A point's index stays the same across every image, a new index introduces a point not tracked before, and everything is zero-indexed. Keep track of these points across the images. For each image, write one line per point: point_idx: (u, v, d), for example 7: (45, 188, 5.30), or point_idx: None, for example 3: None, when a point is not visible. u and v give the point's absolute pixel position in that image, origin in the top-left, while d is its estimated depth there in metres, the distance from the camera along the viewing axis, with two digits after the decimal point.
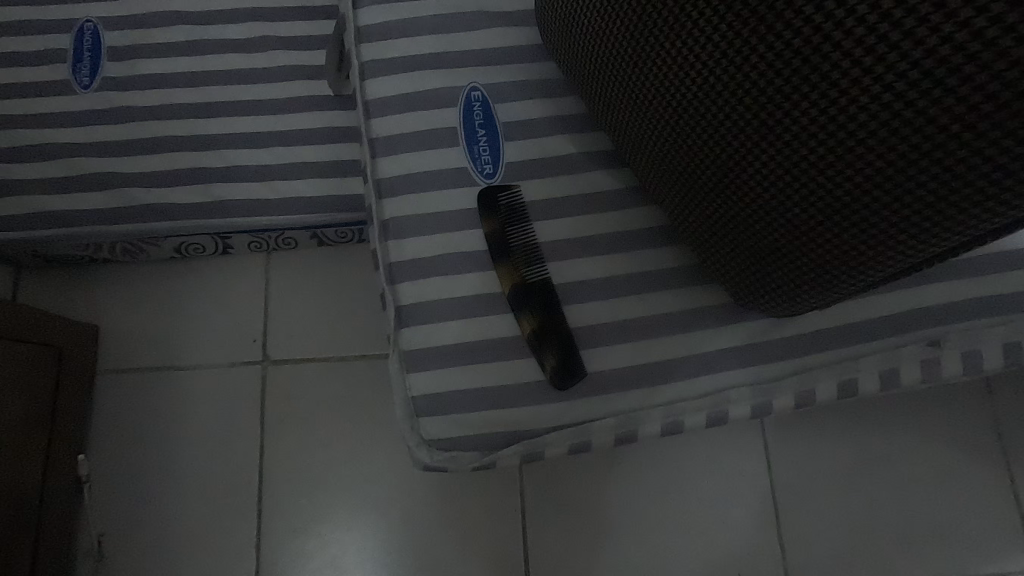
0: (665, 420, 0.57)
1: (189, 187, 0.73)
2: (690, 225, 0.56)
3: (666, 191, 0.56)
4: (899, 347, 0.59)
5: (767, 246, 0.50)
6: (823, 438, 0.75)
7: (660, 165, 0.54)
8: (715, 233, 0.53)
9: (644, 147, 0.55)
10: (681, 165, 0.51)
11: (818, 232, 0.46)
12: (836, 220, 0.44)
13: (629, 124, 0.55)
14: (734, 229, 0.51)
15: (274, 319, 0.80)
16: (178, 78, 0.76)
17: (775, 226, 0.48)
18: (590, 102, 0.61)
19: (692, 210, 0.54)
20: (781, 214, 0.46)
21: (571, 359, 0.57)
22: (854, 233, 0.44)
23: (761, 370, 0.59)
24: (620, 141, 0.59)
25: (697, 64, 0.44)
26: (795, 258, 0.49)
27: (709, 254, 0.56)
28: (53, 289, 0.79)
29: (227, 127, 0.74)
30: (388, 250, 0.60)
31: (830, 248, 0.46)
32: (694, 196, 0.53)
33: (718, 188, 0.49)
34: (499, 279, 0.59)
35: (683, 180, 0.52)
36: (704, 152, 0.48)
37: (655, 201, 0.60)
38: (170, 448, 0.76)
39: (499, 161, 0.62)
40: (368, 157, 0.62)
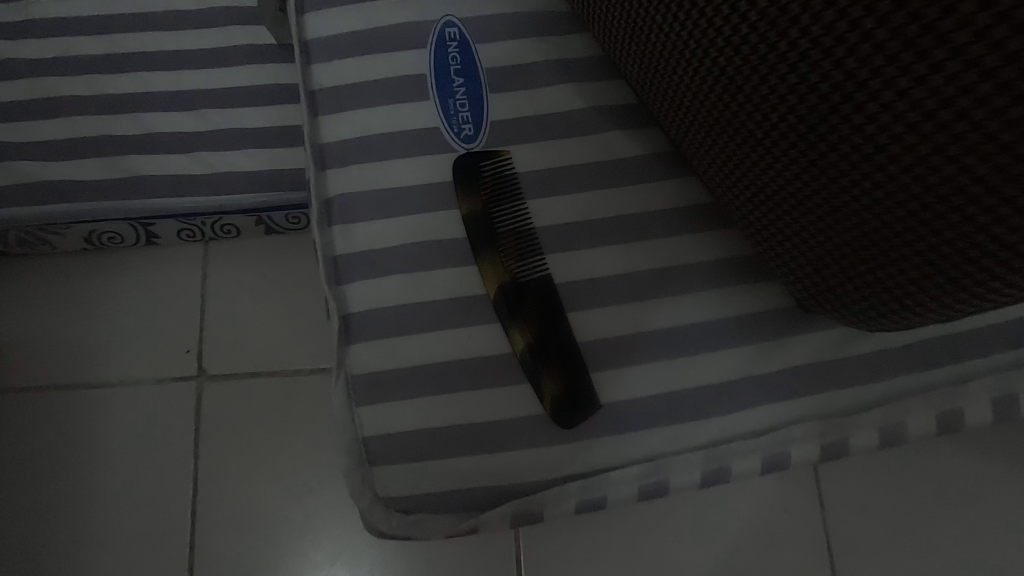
0: (706, 465, 0.43)
1: (93, 159, 0.57)
2: (759, 223, 0.40)
3: (725, 175, 0.41)
4: (1017, 366, 0.44)
5: (824, 258, 0.37)
6: (896, 476, 0.59)
7: (718, 140, 0.39)
8: (795, 239, 0.38)
9: (658, 105, 0.44)
10: (753, 143, 0.36)
11: (844, 239, 0.35)
12: (864, 228, 0.33)
13: (673, 79, 0.39)
14: (826, 237, 0.36)
15: (212, 325, 0.65)
16: (82, 24, 0.60)
17: (795, 222, 0.37)
18: (602, 39, 0.45)
19: (764, 204, 0.39)
20: (846, 220, 0.34)
21: (581, 389, 0.42)
22: (887, 251, 0.33)
23: (833, 399, 0.44)
24: (657, 100, 0.43)
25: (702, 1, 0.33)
26: (818, 264, 0.38)
27: (783, 261, 0.41)
28: None
29: (143, 85, 0.59)
30: (332, 240, 0.45)
31: (857, 262, 0.35)
32: (735, 181, 0.40)
33: (732, 163, 0.39)
34: (481, 279, 0.44)
35: (754, 163, 0.37)
36: (714, 119, 0.38)
37: (702, 174, 0.44)
38: (81, 485, 0.61)
39: (481, 119, 0.47)
40: (307, 115, 0.47)
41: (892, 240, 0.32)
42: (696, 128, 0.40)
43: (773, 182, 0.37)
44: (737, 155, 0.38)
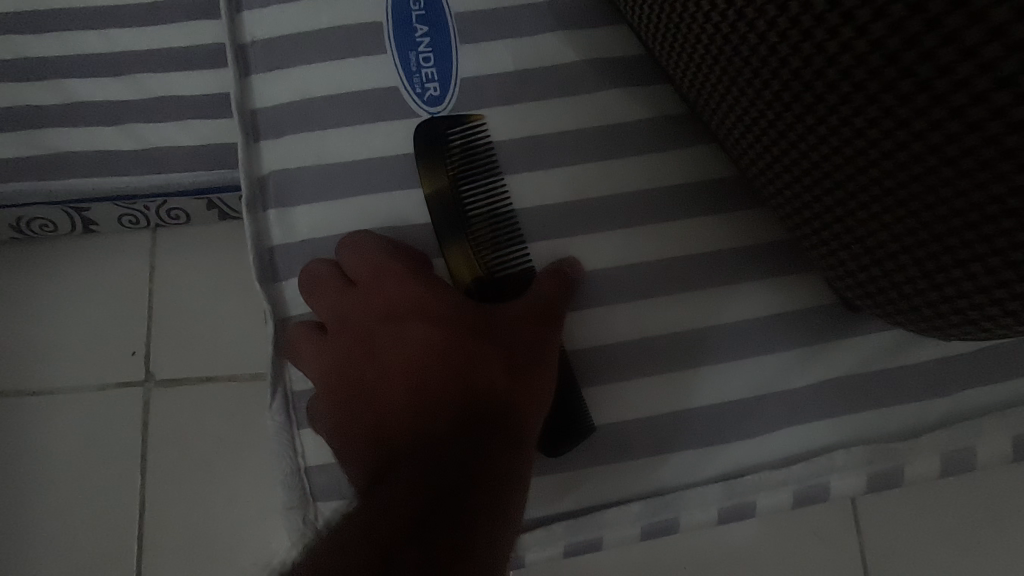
0: (725, 501, 0.35)
1: (9, 134, 0.49)
2: (795, 198, 0.31)
3: (749, 138, 0.32)
4: None
5: (870, 249, 0.29)
6: (952, 504, 0.50)
7: (739, 91, 0.30)
8: (844, 215, 0.29)
9: (664, 62, 0.35)
10: (786, 87, 0.27)
11: (894, 224, 0.27)
12: (924, 209, 0.25)
13: (680, 15, 0.30)
14: (892, 208, 0.27)
15: (159, 324, 0.57)
16: None
17: (829, 205, 0.29)
18: None
19: (802, 171, 0.30)
20: (898, 199, 0.26)
21: (571, 411, 0.34)
22: (956, 238, 0.25)
23: (885, 420, 0.35)
24: (663, 54, 0.35)
25: None
26: (862, 257, 0.30)
27: (826, 246, 0.32)
28: None
29: (64, 46, 0.50)
30: (267, 227, 0.37)
31: (912, 254, 0.28)
32: (754, 155, 0.32)
33: (750, 132, 0.31)
34: (452, 275, 0.35)
35: (788, 118, 0.28)
36: (726, 77, 0.30)
37: (725, 143, 0.35)
38: (14, 504, 0.54)
39: (449, 76, 0.38)
40: (238, 73, 0.38)
41: (968, 233, 0.25)
42: (711, 79, 0.31)
43: (814, 140, 0.27)
44: (765, 109, 0.29)
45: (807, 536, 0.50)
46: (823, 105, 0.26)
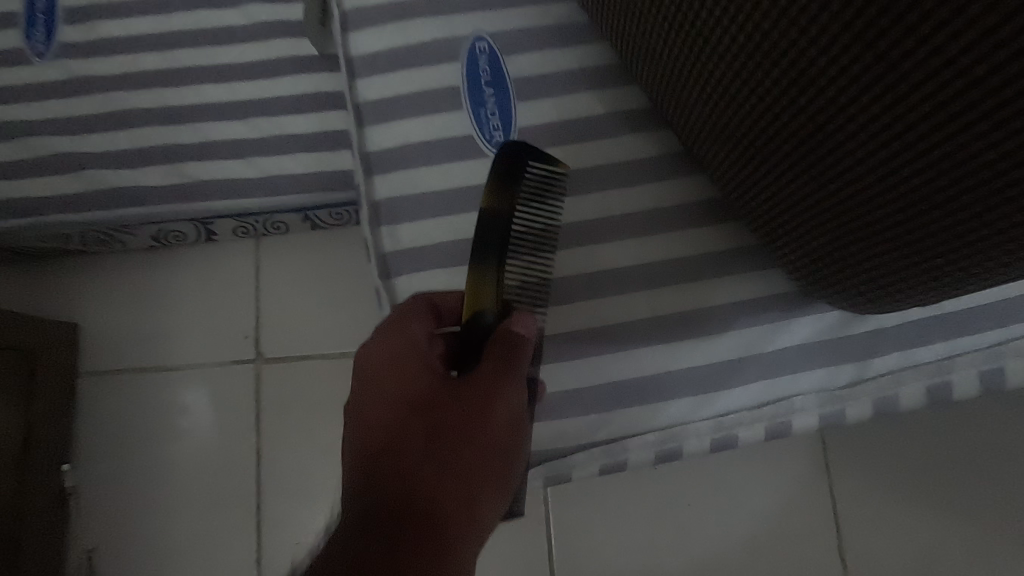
0: (714, 433, 0.48)
1: (162, 167, 0.64)
2: (759, 215, 0.46)
3: (779, 109, 0.36)
4: (1002, 343, 0.49)
5: (808, 253, 0.44)
6: (891, 444, 0.66)
7: (775, 64, 0.34)
8: (798, 226, 0.42)
9: (666, 111, 0.49)
10: (799, 108, 0.35)
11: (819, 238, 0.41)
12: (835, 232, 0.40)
13: (687, 86, 0.43)
14: (926, 146, 0.31)
15: (265, 313, 0.72)
16: (143, 41, 0.66)
17: (781, 221, 0.44)
18: (619, 44, 0.50)
19: (764, 198, 0.44)
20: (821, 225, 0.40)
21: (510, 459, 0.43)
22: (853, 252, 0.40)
23: (833, 374, 0.48)
24: (667, 105, 0.48)
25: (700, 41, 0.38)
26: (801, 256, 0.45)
27: (779, 248, 0.46)
28: (31, 285, 0.73)
29: (201, 97, 0.65)
30: (381, 238, 0.50)
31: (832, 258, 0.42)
32: (732, 184, 0.46)
33: (731, 169, 0.45)
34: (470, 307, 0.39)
35: (778, 147, 0.38)
36: (715, 131, 0.43)
37: (708, 172, 0.49)
38: (161, 453, 0.70)
39: (510, 125, 0.52)
40: (355, 125, 0.52)
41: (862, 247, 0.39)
42: (719, 115, 0.41)
43: (795, 163, 0.38)
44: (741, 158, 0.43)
45: (780, 470, 0.66)
46: (803, 139, 0.36)
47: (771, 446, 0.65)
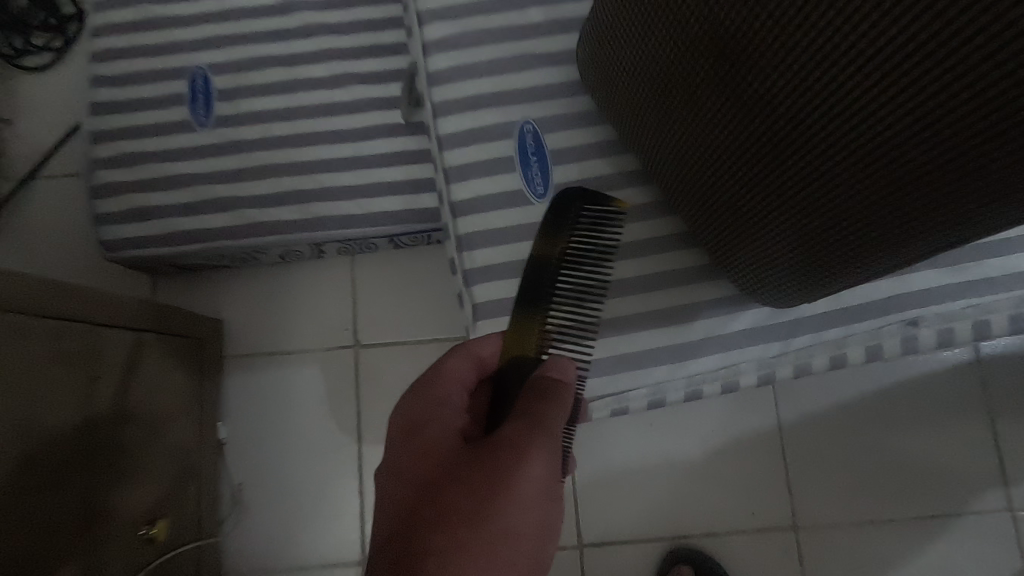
0: (686, 388, 0.74)
1: (295, 205, 0.89)
2: (779, 206, 0.54)
3: (804, 94, 0.43)
4: (882, 327, 0.72)
5: (825, 232, 0.52)
6: (823, 405, 0.90)
7: (811, 54, 0.41)
8: (819, 210, 0.51)
9: (685, 127, 0.58)
10: (831, 110, 0.43)
11: (836, 218, 0.50)
12: (853, 209, 0.48)
13: (715, 104, 0.52)
14: (934, 137, 0.40)
15: (361, 311, 0.97)
16: (277, 114, 0.91)
17: (800, 209, 0.52)
18: (638, 77, 0.60)
19: (787, 191, 0.52)
20: (841, 205, 0.49)
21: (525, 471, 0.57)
22: (869, 222, 0.49)
23: (767, 348, 0.73)
24: (687, 125, 0.57)
25: (738, 63, 0.46)
26: (817, 236, 0.53)
27: (797, 232, 0.55)
28: (188, 291, 0.98)
29: (322, 154, 0.90)
30: (463, 259, 0.75)
31: (849, 231, 0.51)
32: (753, 184, 0.55)
33: (754, 170, 0.53)
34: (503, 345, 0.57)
35: (808, 144, 0.46)
36: (741, 139, 0.52)
37: (724, 177, 0.58)
38: (287, 414, 0.95)
39: (548, 181, 0.76)
40: (444, 182, 0.77)
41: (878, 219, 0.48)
42: (752, 122, 0.49)
43: (823, 157, 0.46)
44: (769, 157, 0.50)
45: (744, 423, 0.89)
46: (833, 136, 0.44)
47: (736, 406, 0.89)
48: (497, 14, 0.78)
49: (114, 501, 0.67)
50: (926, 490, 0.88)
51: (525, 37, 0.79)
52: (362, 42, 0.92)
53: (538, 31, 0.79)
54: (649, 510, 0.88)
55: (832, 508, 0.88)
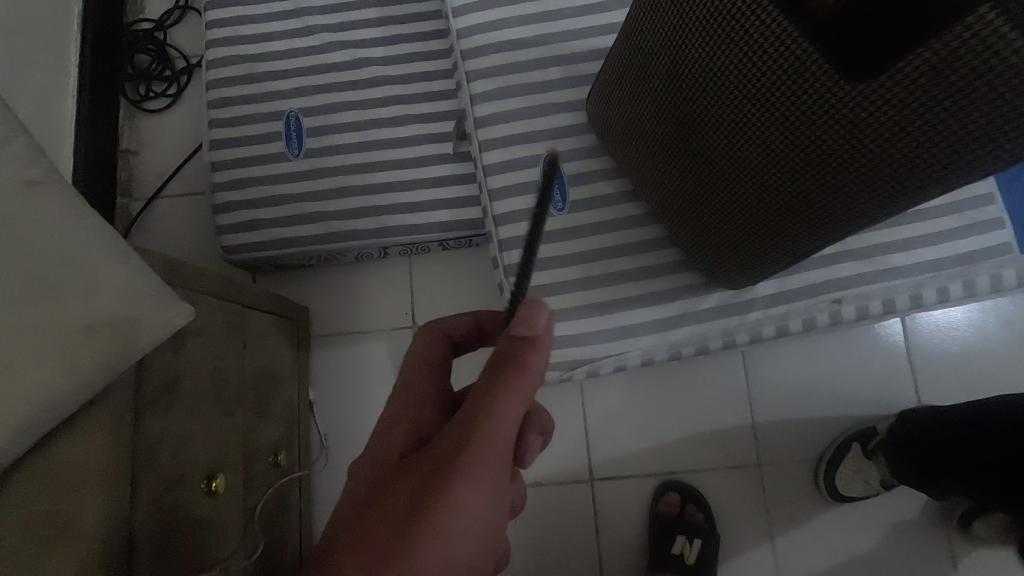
0: (669, 349, 1.01)
1: (370, 217, 1.16)
2: (781, 182, 0.63)
3: (799, 80, 0.54)
4: (815, 302, 0.97)
5: (820, 201, 0.62)
6: (785, 367, 1.14)
7: (802, 49, 0.52)
8: (815, 180, 0.60)
9: (694, 123, 0.69)
10: (823, 93, 0.53)
11: (827, 187, 0.60)
12: (843, 179, 0.58)
13: (723, 98, 0.62)
14: (905, 109, 0.50)
15: (418, 299, 1.23)
16: (354, 146, 1.18)
17: (798, 183, 0.62)
18: (653, 86, 0.72)
19: (788, 167, 0.61)
20: (834, 175, 0.59)
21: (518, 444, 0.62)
22: (856, 189, 0.59)
23: (728, 320, 0.98)
24: (697, 121, 0.68)
25: (745, 61, 0.57)
26: (812, 206, 0.63)
27: (796, 205, 0.64)
28: (284, 284, 1.26)
29: (389, 177, 1.16)
30: (503, 257, 1.02)
31: (839, 198, 0.61)
32: (757, 166, 0.65)
33: (757, 153, 0.63)
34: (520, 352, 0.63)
35: (804, 123, 0.57)
36: (745, 127, 0.62)
37: (730, 164, 0.68)
38: (361, 380, 1.22)
39: (566, 199, 1.02)
40: (488, 200, 1.03)
41: (864, 184, 0.58)
42: (756, 109, 0.60)
43: (818, 134, 0.56)
44: (772, 139, 0.60)
45: (720, 383, 1.14)
46: (826, 114, 0.54)
47: (714, 370, 1.14)
48: (527, 71, 1.04)
49: (257, 433, 0.93)
50: None
51: (547, 89, 1.05)
52: (419, 90, 1.18)
53: (558, 84, 1.04)
54: (646, 450, 1.13)
55: (791, 447, 1.12)
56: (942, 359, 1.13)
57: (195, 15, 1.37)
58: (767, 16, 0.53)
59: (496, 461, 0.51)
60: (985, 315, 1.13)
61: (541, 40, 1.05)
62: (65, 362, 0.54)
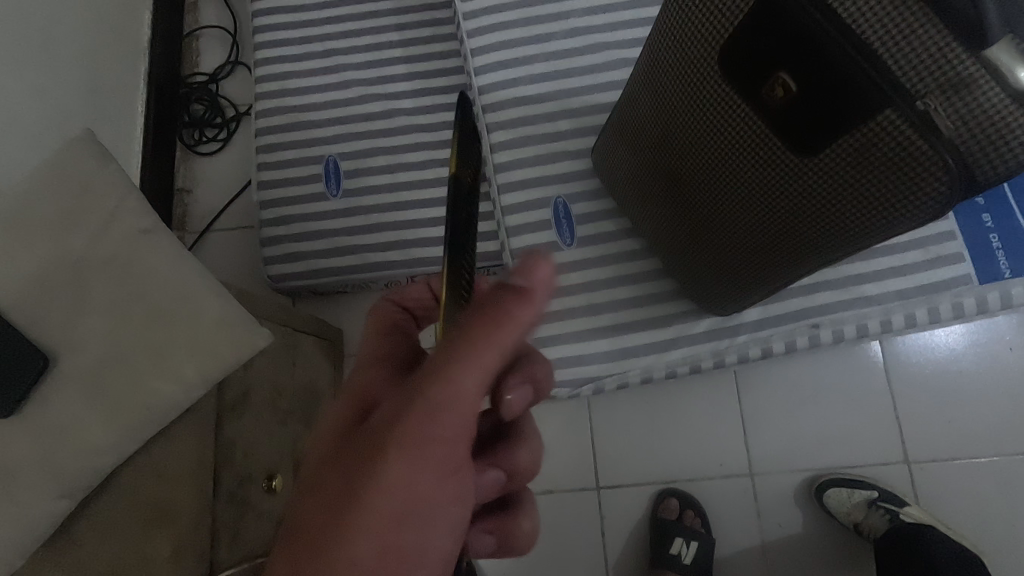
0: (665, 368, 1.13)
1: (398, 250, 1.30)
2: (752, 222, 0.75)
3: (763, 141, 0.66)
4: (795, 327, 1.10)
5: (783, 240, 0.74)
6: (774, 385, 1.25)
7: (764, 118, 0.65)
8: (778, 224, 0.72)
9: (681, 170, 0.81)
10: (781, 154, 0.65)
11: (788, 229, 0.72)
12: (799, 224, 0.70)
13: (705, 150, 0.75)
14: (843, 172, 0.62)
15: None
16: (386, 187, 1.33)
17: (765, 224, 0.74)
18: (649, 138, 0.85)
19: (756, 210, 0.73)
20: (793, 220, 0.70)
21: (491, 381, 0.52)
22: (809, 234, 0.70)
23: (718, 343, 1.11)
24: (683, 168, 0.80)
25: (721, 122, 0.70)
26: (777, 244, 0.75)
27: (765, 242, 0.76)
28: (321, 309, 1.41)
29: (417, 214, 1.31)
30: None
31: (797, 240, 0.72)
32: (732, 207, 0.77)
33: (732, 198, 0.75)
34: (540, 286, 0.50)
35: (767, 177, 0.69)
36: (722, 176, 0.75)
37: (711, 206, 0.80)
38: None
39: (574, 235, 1.17)
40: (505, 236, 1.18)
41: (816, 230, 0.69)
42: (730, 162, 0.72)
43: (778, 186, 0.68)
44: (743, 187, 0.73)
45: (715, 399, 1.26)
46: (783, 171, 0.67)
47: (709, 387, 1.26)
48: (539, 124, 1.19)
49: (304, 441, 1.06)
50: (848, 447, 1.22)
51: (557, 139, 1.19)
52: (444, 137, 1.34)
53: (566, 135, 1.19)
54: (647, 460, 1.25)
55: (780, 459, 1.23)
56: (920, 379, 1.24)
57: (244, 69, 1.54)
58: (736, 90, 0.66)
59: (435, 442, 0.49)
60: (952, 341, 1.24)
61: (551, 97, 1.19)
62: (176, 375, 0.69)
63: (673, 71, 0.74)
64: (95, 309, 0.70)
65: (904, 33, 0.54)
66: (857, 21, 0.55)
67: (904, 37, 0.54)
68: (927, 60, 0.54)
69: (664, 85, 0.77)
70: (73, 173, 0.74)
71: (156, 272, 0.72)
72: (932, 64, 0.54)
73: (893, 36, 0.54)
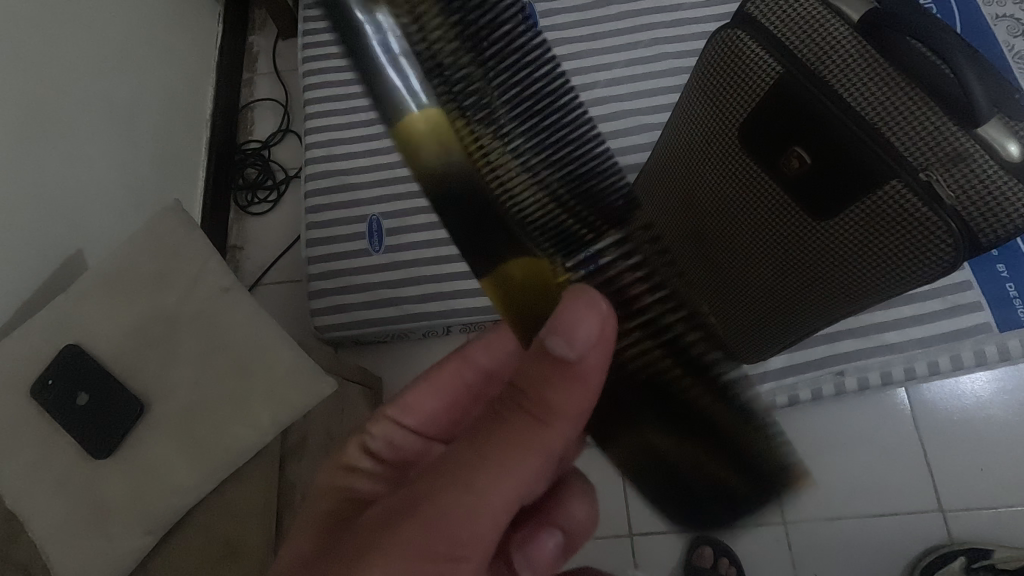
0: None
1: (437, 301, 1.38)
2: (769, 276, 0.82)
3: (778, 207, 0.74)
4: (821, 373, 1.17)
5: (800, 293, 0.80)
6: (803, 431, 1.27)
7: (776, 186, 0.72)
8: (795, 279, 0.79)
9: (700, 229, 0.88)
10: (795, 219, 0.73)
11: (805, 284, 0.78)
12: (816, 278, 0.76)
13: (722, 211, 0.82)
14: (853, 235, 0.69)
15: None
16: (424, 242, 1.42)
17: (782, 279, 0.80)
18: (667, 198, 0.92)
19: (774, 267, 0.80)
20: (809, 276, 0.77)
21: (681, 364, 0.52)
22: (824, 288, 0.77)
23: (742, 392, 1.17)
24: (702, 227, 0.87)
25: (736, 188, 0.77)
26: (796, 296, 0.81)
27: (785, 295, 0.82)
28: (359, 356, 1.48)
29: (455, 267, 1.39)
30: None
31: (814, 294, 0.79)
32: (751, 263, 0.83)
33: (750, 254, 0.82)
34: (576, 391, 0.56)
35: (783, 237, 0.76)
36: (739, 234, 0.82)
37: (729, 261, 0.87)
38: None
39: None
40: None
41: (829, 284, 0.76)
42: (746, 222, 0.79)
43: (794, 246, 0.75)
44: (760, 245, 0.80)
45: None
46: (796, 233, 0.74)
47: None
48: None
49: None
50: (884, 496, 1.22)
51: None
52: None
53: None
54: None
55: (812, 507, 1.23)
56: (949, 429, 1.24)
57: (294, 136, 1.68)
58: (750, 161, 0.73)
59: (492, 486, 0.48)
60: (979, 388, 1.25)
61: None
62: (254, 423, 0.80)
63: (692, 142, 0.82)
64: (184, 360, 0.81)
65: (899, 114, 0.63)
66: (864, 108, 0.64)
67: (904, 122, 0.63)
68: (926, 141, 0.62)
69: (683, 154, 0.85)
70: (164, 237, 0.85)
71: (236, 328, 0.83)
72: (931, 145, 0.62)
73: (895, 121, 0.63)
